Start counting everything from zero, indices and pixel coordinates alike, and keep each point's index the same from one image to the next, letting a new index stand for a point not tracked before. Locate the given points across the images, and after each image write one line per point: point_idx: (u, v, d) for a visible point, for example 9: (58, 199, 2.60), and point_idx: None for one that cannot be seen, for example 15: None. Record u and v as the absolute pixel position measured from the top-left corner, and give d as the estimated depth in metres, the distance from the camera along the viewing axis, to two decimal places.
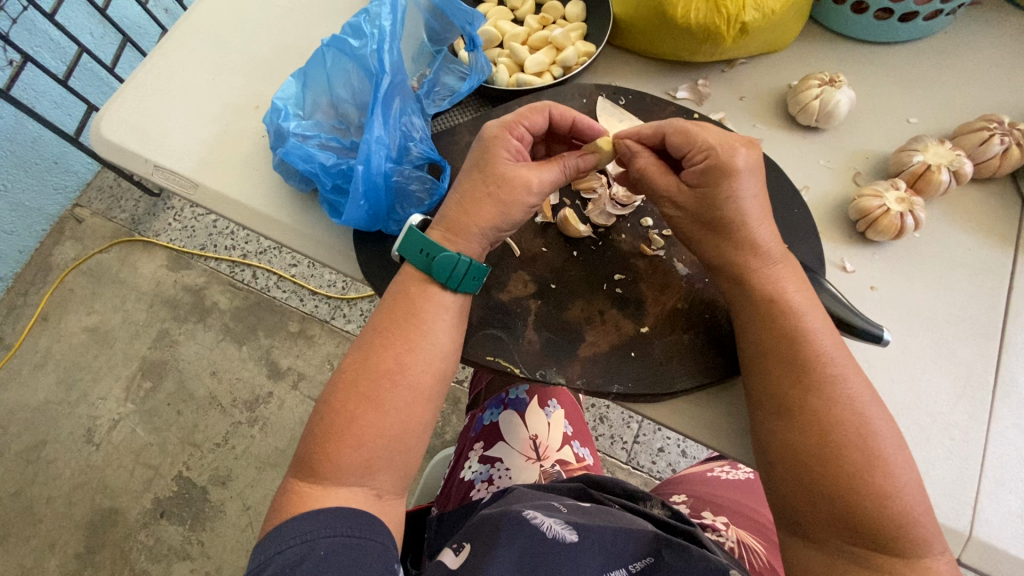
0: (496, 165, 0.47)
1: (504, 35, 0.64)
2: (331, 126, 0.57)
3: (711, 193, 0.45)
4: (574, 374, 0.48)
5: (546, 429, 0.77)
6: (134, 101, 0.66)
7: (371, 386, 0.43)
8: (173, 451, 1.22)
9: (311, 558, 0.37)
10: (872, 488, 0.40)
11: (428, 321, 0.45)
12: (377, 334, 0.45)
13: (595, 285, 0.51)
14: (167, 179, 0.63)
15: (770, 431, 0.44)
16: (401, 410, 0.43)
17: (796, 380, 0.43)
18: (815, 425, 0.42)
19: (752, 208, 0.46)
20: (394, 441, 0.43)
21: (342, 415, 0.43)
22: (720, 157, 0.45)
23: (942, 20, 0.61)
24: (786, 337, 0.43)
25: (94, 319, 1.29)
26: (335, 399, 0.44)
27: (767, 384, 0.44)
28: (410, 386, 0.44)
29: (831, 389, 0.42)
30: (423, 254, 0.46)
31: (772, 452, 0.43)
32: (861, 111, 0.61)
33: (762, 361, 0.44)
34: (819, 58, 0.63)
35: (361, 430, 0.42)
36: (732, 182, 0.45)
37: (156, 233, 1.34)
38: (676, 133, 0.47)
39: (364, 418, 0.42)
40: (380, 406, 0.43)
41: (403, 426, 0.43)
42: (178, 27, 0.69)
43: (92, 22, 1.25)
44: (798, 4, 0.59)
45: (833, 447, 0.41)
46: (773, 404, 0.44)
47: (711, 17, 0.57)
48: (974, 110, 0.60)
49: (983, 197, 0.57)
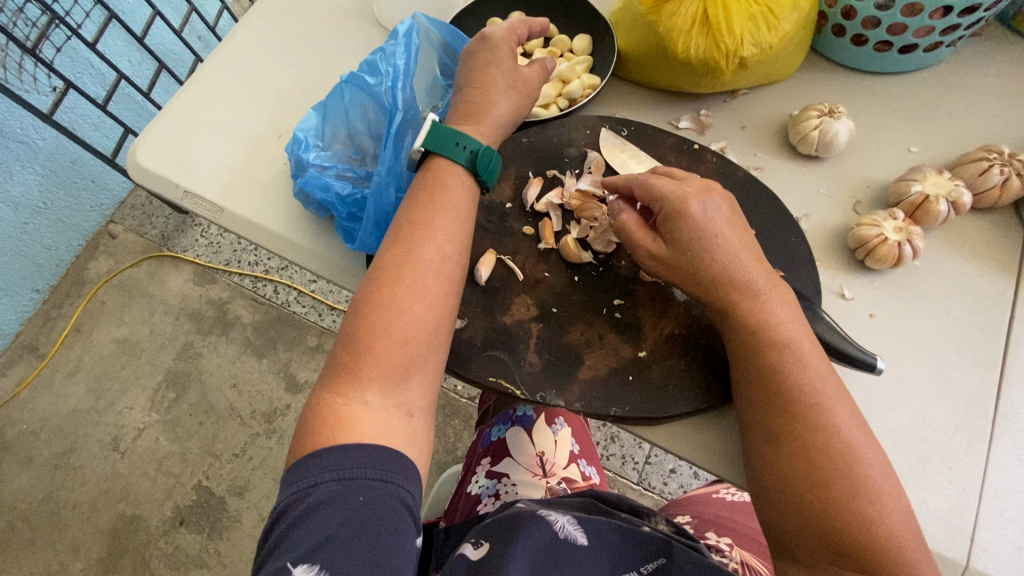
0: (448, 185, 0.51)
1: None
2: (347, 157, 0.60)
3: (679, 237, 0.47)
4: (572, 397, 0.49)
5: (552, 446, 0.78)
6: (166, 131, 0.70)
7: (396, 279, 0.46)
8: (194, 461, 1.26)
9: (347, 498, 0.40)
10: (862, 513, 0.41)
11: (439, 210, 0.49)
12: (395, 230, 0.49)
13: (594, 310, 0.53)
14: (195, 205, 0.68)
15: (761, 455, 0.45)
16: (429, 294, 0.47)
17: (789, 406, 0.44)
18: (806, 451, 0.43)
19: (730, 244, 0.47)
20: (432, 325, 0.46)
21: (373, 310, 0.46)
22: (676, 202, 0.47)
23: (942, 51, 0.63)
24: (777, 360, 0.45)
25: (124, 331, 1.35)
26: (365, 296, 0.46)
27: (759, 411, 0.45)
28: (433, 268, 0.47)
29: (821, 416, 0.43)
30: (462, 148, 0.52)
31: (763, 478, 0.44)
32: (862, 140, 0.62)
33: (754, 388, 0.46)
34: (820, 88, 0.65)
35: (395, 318, 0.45)
36: (697, 222, 0.47)
37: (184, 249, 1.41)
38: (639, 187, 0.50)
39: (397, 308, 0.46)
40: (409, 292, 0.46)
41: (432, 310, 0.47)
42: (209, 62, 0.74)
43: (131, 51, 1.33)
44: (795, 38, 0.60)
45: (822, 473, 0.42)
46: (765, 430, 0.45)
47: (711, 52, 0.59)
48: (977, 139, 0.61)
49: (984, 226, 0.57)
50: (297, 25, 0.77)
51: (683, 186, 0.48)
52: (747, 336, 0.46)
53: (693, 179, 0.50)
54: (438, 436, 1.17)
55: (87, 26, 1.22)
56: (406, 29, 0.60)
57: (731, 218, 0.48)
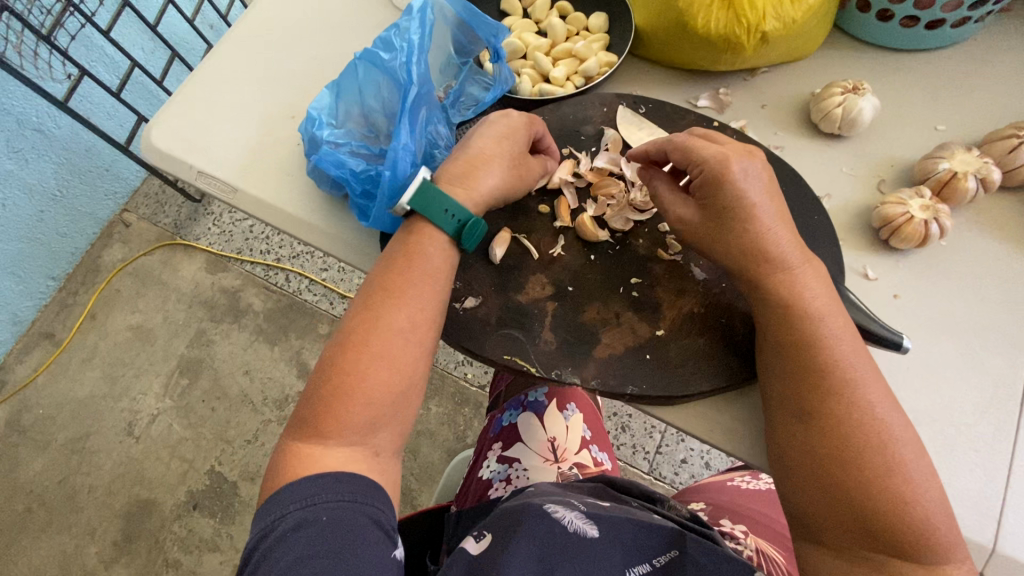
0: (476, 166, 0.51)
1: (527, 47, 0.66)
2: (361, 135, 0.60)
3: (715, 203, 0.46)
4: (589, 374, 0.49)
5: (564, 431, 0.78)
6: (181, 112, 0.70)
7: (362, 349, 0.45)
8: (207, 447, 1.27)
9: (313, 522, 0.41)
10: (893, 490, 0.40)
11: (410, 277, 0.47)
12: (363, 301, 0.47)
13: (611, 288, 0.52)
14: (209, 184, 0.68)
15: (788, 431, 0.44)
16: (395, 363, 0.46)
17: (815, 383, 0.43)
18: (833, 428, 0.42)
19: (768, 211, 0.46)
20: (397, 395, 0.46)
21: (336, 379, 0.45)
22: (719, 166, 0.46)
23: (970, 27, 0.61)
24: (800, 337, 0.44)
25: (138, 318, 1.36)
26: (329, 368, 0.46)
27: (788, 386, 0.44)
28: (401, 338, 0.46)
29: (851, 392, 0.42)
30: (449, 217, 0.49)
31: (790, 455, 0.44)
32: (887, 119, 0.60)
33: (779, 363, 0.45)
34: (843, 66, 0.63)
35: (357, 389, 0.45)
36: (738, 187, 0.45)
37: (197, 237, 1.41)
38: (678, 149, 0.48)
39: (360, 379, 0.45)
40: (373, 364, 0.45)
41: (397, 380, 0.46)
42: (222, 43, 0.74)
43: (144, 38, 1.33)
44: (819, 12, 0.59)
45: (854, 448, 0.41)
46: (791, 406, 0.44)
47: (731, 26, 0.57)
48: (1006, 117, 0.59)
49: (1014, 206, 0.55)
50: (311, 5, 0.76)
51: (724, 148, 0.47)
52: (768, 312, 0.45)
53: (732, 141, 0.49)
54: (448, 424, 1.17)
55: (101, 13, 1.22)
56: (420, 4, 0.59)
57: (769, 185, 0.47)
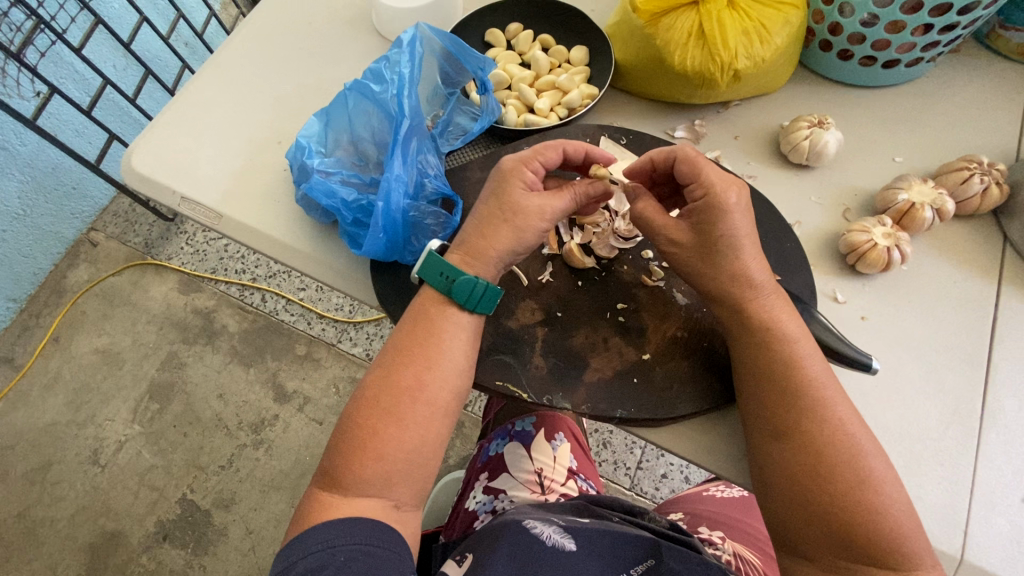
0: (510, 196, 0.51)
1: (512, 78, 0.69)
2: (351, 163, 0.61)
3: (710, 229, 0.48)
4: (579, 400, 0.50)
5: (552, 461, 0.78)
6: (165, 137, 0.70)
7: (390, 403, 0.47)
8: (177, 474, 1.23)
9: (331, 565, 0.42)
10: (864, 504, 0.43)
11: (443, 341, 0.49)
12: (393, 357, 0.49)
13: (598, 313, 0.54)
14: (193, 211, 0.67)
15: (763, 449, 0.46)
16: (421, 423, 0.47)
17: (792, 403, 0.45)
18: (810, 445, 0.44)
19: (750, 240, 0.49)
20: (420, 454, 0.47)
21: (363, 430, 0.47)
22: (720, 194, 0.48)
23: (922, 66, 0.66)
24: (776, 361, 0.46)
25: (105, 341, 1.32)
26: (356, 420, 0.48)
27: (765, 408, 0.46)
28: (431, 399, 0.48)
29: (823, 411, 0.45)
30: (442, 277, 0.50)
31: (770, 473, 0.46)
32: (849, 151, 0.65)
33: (759, 386, 0.47)
34: (808, 101, 0.68)
35: (382, 442, 0.46)
36: (732, 219, 0.48)
37: (168, 257, 1.38)
38: (686, 160, 0.50)
39: (385, 433, 0.47)
40: (400, 423, 0.47)
41: (420, 439, 0.47)
42: (206, 68, 0.75)
43: (115, 55, 1.31)
44: (786, 51, 0.63)
45: (828, 465, 0.44)
46: (770, 427, 0.46)
47: (706, 64, 0.61)
48: (957, 150, 0.64)
49: (968, 233, 0.59)
50: (296, 31, 0.77)
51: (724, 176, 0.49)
52: (752, 339, 0.48)
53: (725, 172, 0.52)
54: None
55: (72, 31, 1.19)
56: (410, 38, 0.61)
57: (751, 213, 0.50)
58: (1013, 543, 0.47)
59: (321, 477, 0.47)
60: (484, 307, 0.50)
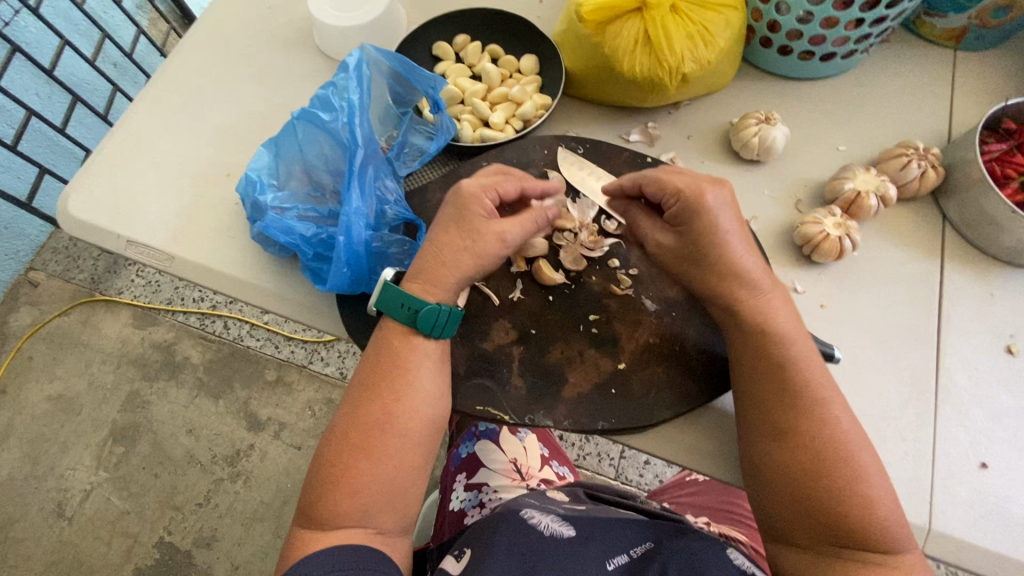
0: (471, 224, 0.50)
1: (464, 93, 0.69)
2: (306, 195, 0.59)
3: (689, 232, 0.50)
4: (560, 416, 0.50)
5: (523, 451, 0.79)
6: (104, 177, 0.67)
7: (361, 438, 0.46)
8: (152, 517, 1.18)
9: None
10: (860, 496, 0.44)
11: (410, 372, 0.48)
12: (360, 393, 0.48)
13: (572, 326, 0.54)
14: (142, 254, 0.64)
15: (757, 443, 0.48)
16: (395, 453, 0.47)
17: (792, 405, 0.47)
18: (807, 443, 0.46)
19: (735, 237, 0.49)
20: (395, 485, 0.46)
21: (335, 466, 0.46)
22: (692, 200, 0.49)
23: (857, 57, 0.68)
24: (778, 364, 0.48)
25: (58, 387, 1.25)
26: (328, 457, 0.47)
27: (764, 411, 0.48)
28: (401, 430, 0.47)
29: (824, 410, 0.46)
30: (403, 309, 0.49)
31: (767, 471, 0.47)
32: (796, 143, 0.67)
33: (758, 387, 0.48)
34: (753, 97, 0.70)
35: (354, 477, 0.45)
36: (711, 218, 0.49)
37: (119, 291, 1.32)
38: (651, 182, 0.52)
39: (358, 467, 0.46)
40: (372, 457, 0.46)
41: (394, 471, 0.46)
42: (142, 98, 0.71)
43: (38, 82, 1.22)
44: (729, 52, 0.64)
45: (826, 460, 0.45)
46: (770, 427, 0.47)
47: (654, 69, 0.62)
48: (893, 135, 0.67)
49: (909, 215, 0.62)
50: (236, 54, 0.74)
51: (696, 179, 0.50)
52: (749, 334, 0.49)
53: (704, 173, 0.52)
54: None
55: None
56: (355, 62, 0.60)
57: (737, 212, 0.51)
58: (972, 507, 0.50)
59: (300, 514, 0.46)
60: (450, 330, 0.50)
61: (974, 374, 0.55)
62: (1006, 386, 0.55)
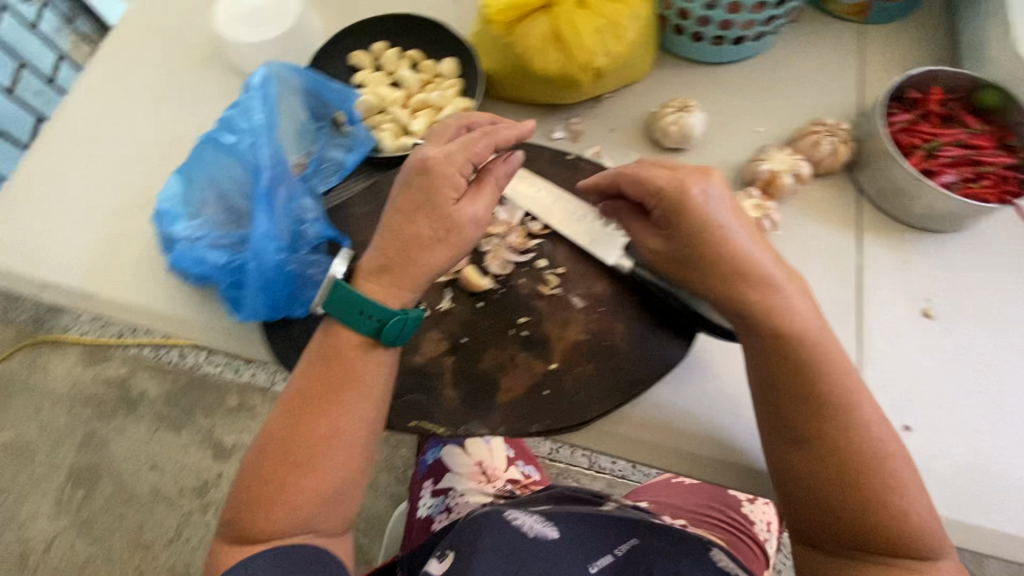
0: (443, 210, 0.48)
1: (383, 101, 0.67)
2: (221, 221, 0.57)
3: (677, 233, 0.49)
4: (494, 424, 0.50)
5: (489, 452, 0.80)
6: (12, 218, 0.64)
7: (299, 455, 0.45)
8: (121, 558, 1.14)
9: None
10: (886, 504, 0.45)
11: (349, 388, 0.47)
12: (296, 408, 0.46)
13: (501, 332, 0.54)
14: (59, 295, 0.62)
15: (781, 452, 0.48)
16: (336, 465, 0.46)
17: (817, 413, 0.47)
18: (834, 453, 0.46)
19: (737, 231, 0.49)
20: (336, 496, 0.46)
21: (272, 481, 0.45)
22: (677, 195, 0.48)
23: (768, 39, 0.70)
24: (801, 369, 0.47)
25: (10, 435, 1.21)
26: (261, 471, 0.46)
27: (788, 419, 0.48)
28: (342, 444, 0.46)
29: (850, 418, 0.47)
30: (368, 319, 0.47)
31: (791, 478, 0.48)
32: (715, 128, 0.68)
33: (780, 395, 0.48)
34: (672, 85, 0.71)
35: (291, 494, 0.45)
36: (704, 214, 0.48)
37: (64, 328, 1.25)
38: (636, 183, 0.51)
39: (296, 485, 0.45)
40: (312, 473, 0.45)
41: (335, 484, 0.46)
42: (49, 131, 0.68)
43: None
44: (642, 43, 0.64)
45: (854, 469, 0.46)
46: (793, 435, 0.48)
47: (567, 66, 0.62)
48: (808, 113, 0.69)
49: (827, 191, 0.64)
50: (145, 77, 0.71)
51: (680, 174, 0.49)
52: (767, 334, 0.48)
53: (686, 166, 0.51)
54: (386, 469, 1.19)
55: None
56: (259, 81, 0.58)
57: (733, 204, 0.50)
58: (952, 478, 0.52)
59: (226, 531, 0.46)
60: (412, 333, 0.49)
61: (895, 341, 0.57)
62: (950, 358, 0.57)
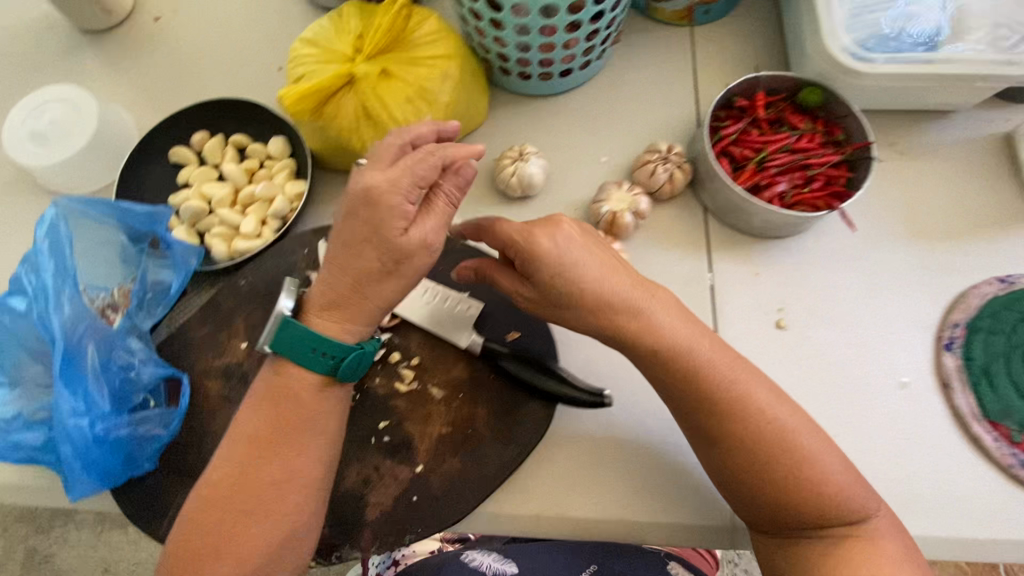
0: (387, 238, 0.44)
1: (210, 203, 0.62)
2: (36, 388, 0.53)
3: (543, 284, 0.48)
4: (365, 543, 0.50)
5: None
6: None
7: (250, 500, 0.45)
8: None
9: None
10: (809, 478, 0.46)
11: (304, 419, 0.47)
12: (252, 447, 0.46)
13: (363, 442, 0.52)
14: None
15: (716, 462, 0.48)
16: (279, 515, 0.45)
17: (716, 410, 0.48)
18: (742, 442, 0.47)
19: (593, 267, 0.47)
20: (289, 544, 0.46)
21: (218, 532, 0.45)
22: (525, 247, 0.47)
23: (597, 63, 0.68)
24: (689, 372, 0.48)
25: None
26: (208, 521, 0.45)
27: (696, 422, 0.49)
28: (294, 485, 0.46)
29: (746, 407, 0.48)
30: (323, 357, 0.47)
31: (720, 475, 0.48)
32: (560, 166, 0.67)
33: (684, 397, 0.49)
34: (511, 126, 0.68)
35: (239, 543, 0.45)
36: (552, 256, 0.46)
37: None
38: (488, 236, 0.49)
39: (245, 532, 0.45)
40: (261, 520, 0.45)
41: (284, 532, 0.45)
42: None
43: None
44: (461, 100, 0.61)
45: (768, 456, 0.46)
46: (703, 435, 0.49)
47: (384, 142, 0.59)
48: (649, 132, 0.68)
49: (674, 215, 0.64)
50: None
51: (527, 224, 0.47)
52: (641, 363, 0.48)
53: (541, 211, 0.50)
54: None
55: None
56: (46, 231, 0.55)
57: (585, 240, 0.49)
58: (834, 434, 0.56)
59: None
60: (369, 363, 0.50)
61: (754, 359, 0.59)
62: (805, 366, 0.59)
